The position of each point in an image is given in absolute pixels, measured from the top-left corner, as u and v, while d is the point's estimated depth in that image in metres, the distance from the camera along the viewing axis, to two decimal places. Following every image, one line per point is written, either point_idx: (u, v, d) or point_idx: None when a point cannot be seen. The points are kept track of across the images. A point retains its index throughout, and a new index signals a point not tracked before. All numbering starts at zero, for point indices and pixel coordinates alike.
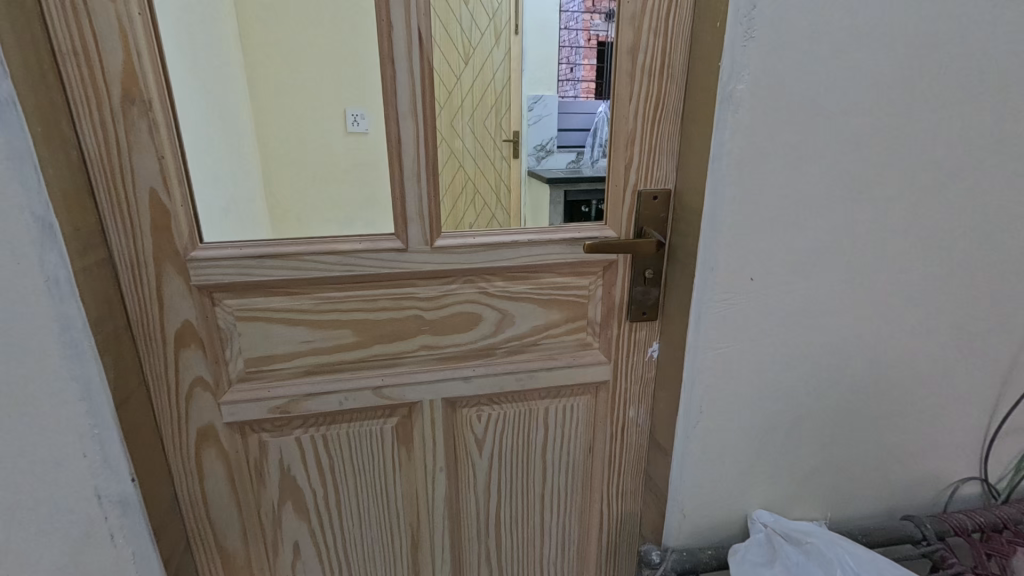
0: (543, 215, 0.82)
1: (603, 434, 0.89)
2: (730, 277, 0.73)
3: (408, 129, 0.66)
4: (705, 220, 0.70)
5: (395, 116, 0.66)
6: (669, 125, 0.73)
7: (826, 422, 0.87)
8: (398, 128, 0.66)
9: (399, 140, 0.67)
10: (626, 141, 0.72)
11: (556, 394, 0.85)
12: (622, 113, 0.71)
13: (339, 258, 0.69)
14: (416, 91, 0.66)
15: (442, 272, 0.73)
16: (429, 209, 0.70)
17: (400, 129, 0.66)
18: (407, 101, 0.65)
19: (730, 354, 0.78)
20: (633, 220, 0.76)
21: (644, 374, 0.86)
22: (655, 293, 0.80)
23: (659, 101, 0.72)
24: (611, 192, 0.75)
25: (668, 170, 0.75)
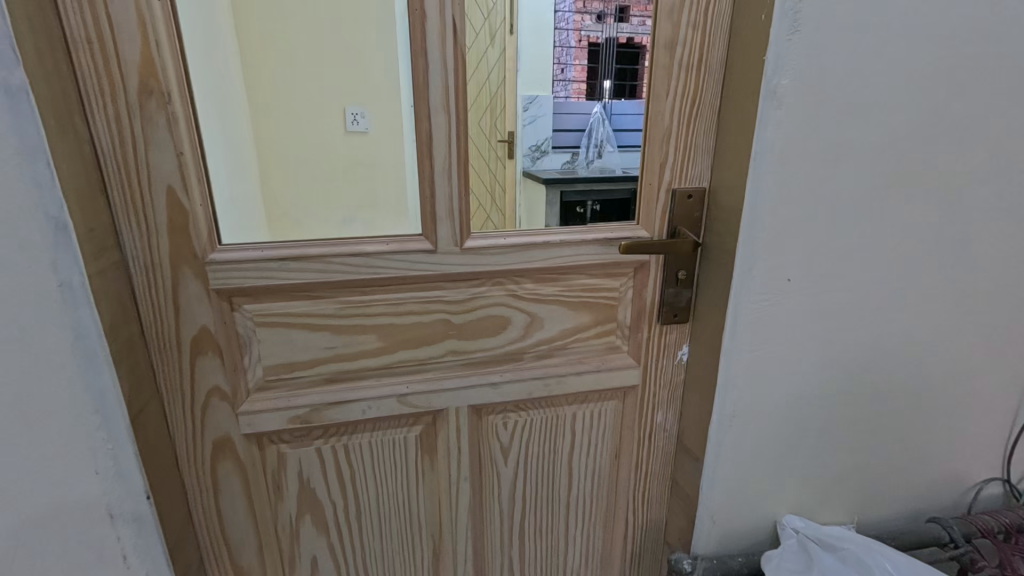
0: (538, 215, 0.77)
1: (630, 439, 0.86)
2: (769, 278, 0.71)
3: (441, 126, 0.64)
4: (746, 219, 0.68)
5: (427, 112, 0.63)
6: (706, 123, 0.71)
7: (857, 425, 0.86)
8: (430, 125, 0.64)
9: (430, 136, 0.64)
10: (662, 138, 0.70)
11: (584, 400, 0.82)
12: (658, 110, 0.69)
13: (365, 260, 0.66)
14: (449, 86, 0.63)
15: (471, 274, 0.70)
16: (460, 210, 0.67)
17: (432, 126, 0.64)
18: (440, 97, 0.63)
19: (764, 358, 0.76)
20: (666, 220, 0.74)
21: (673, 377, 0.84)
22: (687, 294, 0.78)
23: (696, 99, 0.70)
24: (645, 191, 0.73)
25: (703, 169, 0.73)
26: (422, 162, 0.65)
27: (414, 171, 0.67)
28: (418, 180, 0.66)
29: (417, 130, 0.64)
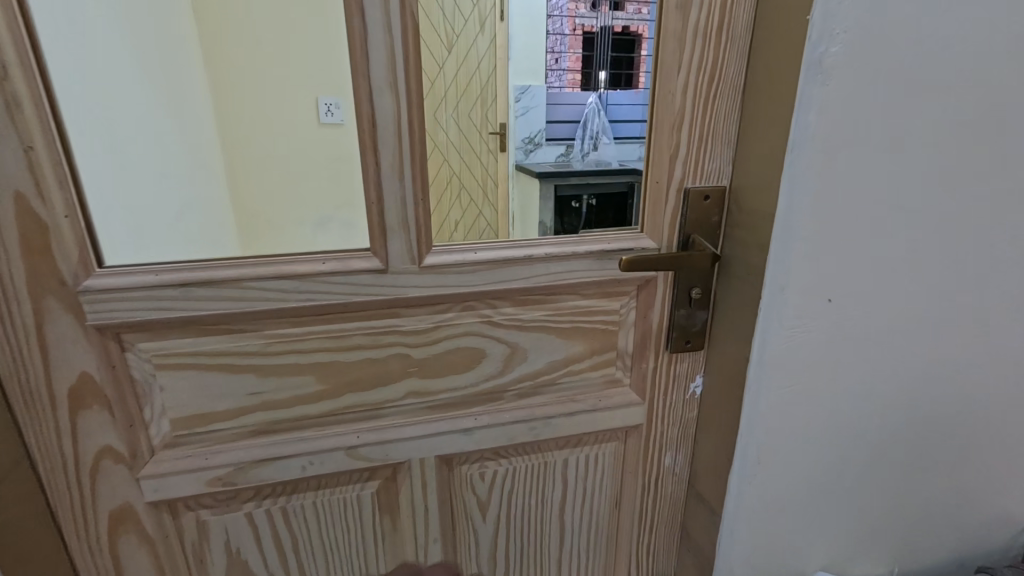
0: None
1: (633, 486, 0.72)
2: (806, 299, 0.57)
3: (388, 110, 0.49)
4: (779, 226, 0.53)
5: (371, 91, 0.48)
6: (728, 104, 0.56)
7: (903, 467, 0.72)
8: (372, 108, 0.48)
9: (373, 124, 0.49)
10: (672, 123, 0.56)
11: (577, 444, 0.69)
12: (667, 88, 0.55)
13: (295, 283, 0.52)
14: (397, 56, 0.48)
15: (434, 298, 0.56)
16: (416, 218, 0.53)
17: (375, 110, 0.48)
18: (386, 72, 0.48)
19: (796, 394, 0.62)
20: (677, 227, 0.60)
21: (684, 414, 0.70)
22: (702, 317, 0.64)
23: (717, 73, 0.55)
24: (651, 191, 0.58)
25: (723, 164, 0.58)
26: (364, 157, 0.50)
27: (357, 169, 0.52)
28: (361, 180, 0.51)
29: (357, 115, 0.49)
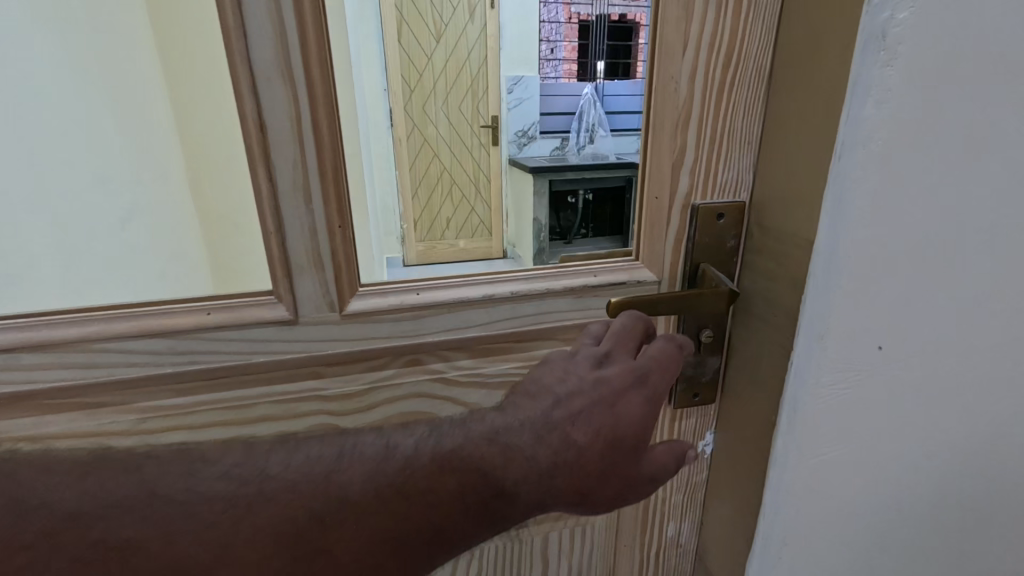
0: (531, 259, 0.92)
1: (629, 563, 0.59)
2: (850, 349, 0.43)
3: (280, 108, 0.35)
4: (819, 258, 0.40)
5: (252, 81, 0.34)
6: (748, 95, 0.43)
7: (968, 546, 0.57)
8: (256, 106, 0.34)
9: (260, 127, 0.35)
10: (676, 121, 0.42)
11: (560, 517, 0.55)
12: (669, 75, 0.41)
13: (167, 342, 0.38)
14: (287, 31, 0.33)
15: (365, 353, 0.43)
16: (332, 254, 0.39)
17: (261, 109, 0.34)
18: (272, 54, 0.34)
19: (836, 467, 0.48)
20: (682, 254, 0.47)
21: (692, 478, 0.57)
22: (714, 365, 0.51)
23: (735, 53, 0.41)
24: (649, 209, 0.45)
25: (742, 173, 0.45)
26: (254, 175, 0.37)
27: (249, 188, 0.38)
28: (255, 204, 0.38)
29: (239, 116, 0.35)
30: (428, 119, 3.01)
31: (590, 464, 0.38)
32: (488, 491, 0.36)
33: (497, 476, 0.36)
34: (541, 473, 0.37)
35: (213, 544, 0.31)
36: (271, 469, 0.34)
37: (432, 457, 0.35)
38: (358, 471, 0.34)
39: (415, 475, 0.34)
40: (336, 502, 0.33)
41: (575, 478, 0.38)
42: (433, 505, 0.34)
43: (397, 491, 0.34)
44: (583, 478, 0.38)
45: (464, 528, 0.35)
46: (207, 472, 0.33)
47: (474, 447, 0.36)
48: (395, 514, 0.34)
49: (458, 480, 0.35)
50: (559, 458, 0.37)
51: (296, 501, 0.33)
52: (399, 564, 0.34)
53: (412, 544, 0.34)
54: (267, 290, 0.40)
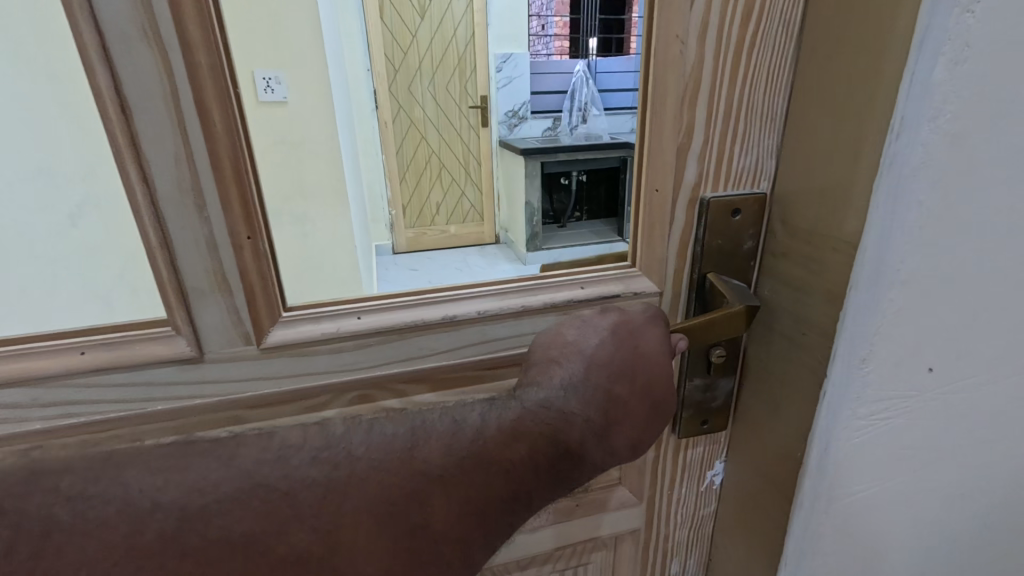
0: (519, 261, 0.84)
1: None
2: (895, 373, 0.35)
3: (150, 84, 0.26)
4: (868, 268, 0.31)
5: (103, 47, 0.25)
6: (772, 60, 0.34)
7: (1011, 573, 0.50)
8: (115, 83, 0.26)
9: (124, 110, 0.27)
10: (680, 93, 0.33)
11: (545, 562, 0.47)
12: (673, 32, 0.32)
13: (28, 392, 0.30)
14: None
15: (296, 391, 0.35)
16: (240, 273, 0.31)
17: (121, 85, 0.26)
18: (128, 8, 0.25)
19: (873, 508, 0.40)
20: (688, 260, 0.38)
21: (697, 512, 0.49)
22: (725, 388, 0.42)
23: (758, 2, 0.32)
24: (647, 204, 0.36)
25: (761, 159, 0.36)
26: (125, 175, 0.28)
27: (123, 190, 0.30)
28: (132, 210, 0.29)
29: (94, 94, 0.27)
30: (412, 100, 2.89)
31: (638, 418, 0.34)
32: (561, 448, 0.31)
33: (566, 436, 0.31)
34: (602, 429, 0.32)
35: (322, 536, 0.27)
36: (349, 443, 0.28)
37: (500, 419, 0.30)
38: (435, 447, 0.29)
39: (489, 442, 0.29)
40: (418, 475, 0.28)
41: (629, 428, 0.34)
42: (511, 475, 0.30)
43: (475, 460, 0.29)
44: (636, 428, 0.34)
45: (541, 494, 0.31)
46: (295, 450, 0.28)
47: (536, 410, 0.31)
48: (477, 485, 0.29)
49: (532, 445, 0.30)
50: (613, 413, 0.33)
51: (379, 480, 0.28)
52: (487, 536, 0.30)
53: (496, 515, 0.30)
54: (162, 319, 0.32)
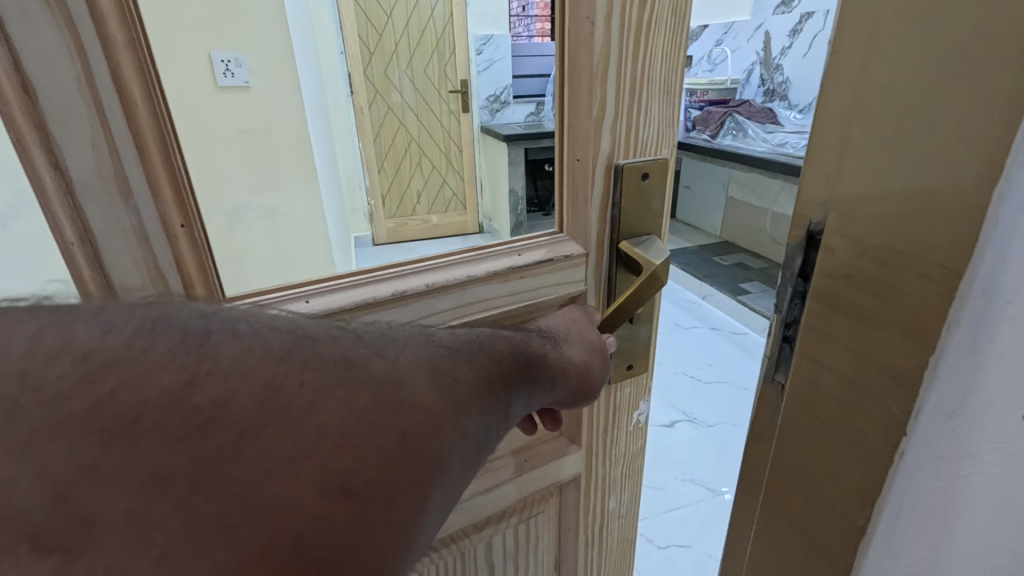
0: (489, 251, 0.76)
1: (577, 546, 0.63)
2: (991, 400, 0.28)
3: (58, 65, 0.25)
4: (986, 272, 0.24)
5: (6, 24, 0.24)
6: (666, 43, 0.41)
7: None
8: (15, 60, 0.24)
9: (29, 92, 0.25)
10: (594, 73, 0.39)
11: (513, 515, 0.56)
12: (588, 23, 0.38)
13: None
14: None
15: None
16: (176, 262, 0.31)
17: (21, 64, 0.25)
18: None
19: (936, 547, 0.33)
20: (609, 221, 0.45)
21: (627, 450, 0.61)
22: (643, 333, 0.53)
23: (645, 16, 0.39)
24: (570, 172, 0.43)
25: (660, 130, 0.45)
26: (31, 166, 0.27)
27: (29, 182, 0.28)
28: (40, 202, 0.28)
29: None
30: (389, 83, 2.78)
31: (584, 354, 0.42)
32: (530, 357, 0.35)
33: (537, 343, 0.38)
34: (559, 349, 0.40)
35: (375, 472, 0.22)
36: (396, 334, 0.29)
37: (486, 331, 0.34)
38: (443, 332, 0.31)
39: (484, 336, 0.33)
40: (444, 355, 0.29)
41: (574, 362, 0.41)
42: (501, 359, 0.32)
43: (478, 344, 0.32)
44: (580, 351, 0.42)
45: (521, 387, 0.33)
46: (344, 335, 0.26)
47: (506, 333, 0.35)
48: (482, 360, 0.31)
49: (509, 342, 0.34)
50: (559, 337, 0.41)
51: (414, 346, 0.28)
52: (476, 432, 0.28)
53: (498, 388, 0.31)
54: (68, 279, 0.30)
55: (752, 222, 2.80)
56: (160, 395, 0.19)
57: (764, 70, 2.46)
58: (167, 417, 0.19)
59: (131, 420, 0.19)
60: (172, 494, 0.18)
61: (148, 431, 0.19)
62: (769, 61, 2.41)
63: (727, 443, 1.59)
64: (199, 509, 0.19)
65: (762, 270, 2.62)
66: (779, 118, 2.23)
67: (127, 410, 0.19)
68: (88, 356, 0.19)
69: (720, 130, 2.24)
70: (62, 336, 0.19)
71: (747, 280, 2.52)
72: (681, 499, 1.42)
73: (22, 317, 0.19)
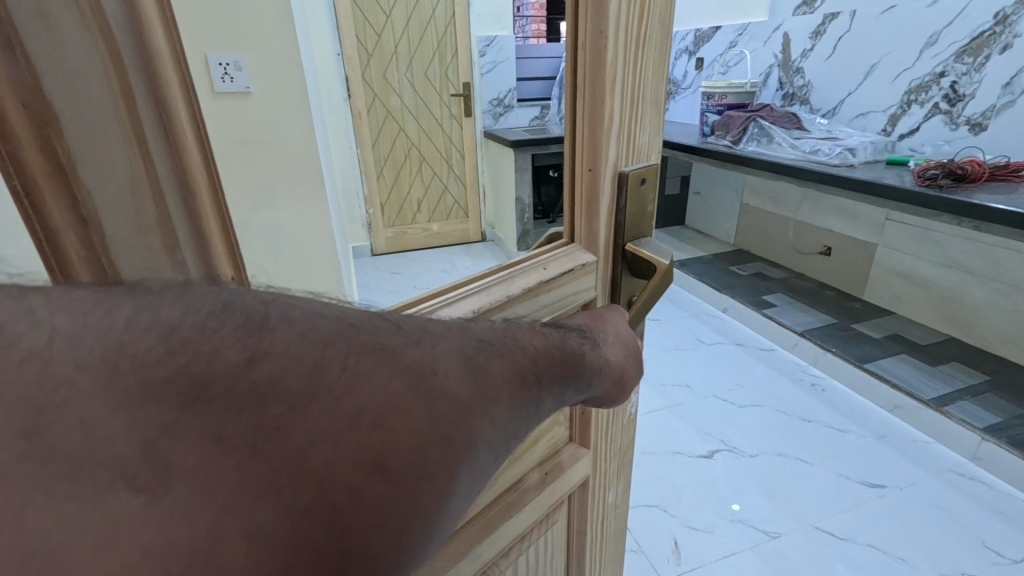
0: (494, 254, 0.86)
1: (582, 543, 0.66)
2: None
3: (91, 136, 0.40)
4: None
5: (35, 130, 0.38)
6: (653, 60, 0.46)
7: None
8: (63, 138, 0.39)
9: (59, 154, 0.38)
10: (603, 87, 0.43)
11: (532, 534, 0.57)
12: (597, 40, 0.41)
13: None
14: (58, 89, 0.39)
15: None
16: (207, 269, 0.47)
17: (75, 152, 0.39)
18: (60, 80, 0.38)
19: None
20: (615, 223, 0.49)
21: (625, 443, 0.65)
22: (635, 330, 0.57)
23: (641, 36, 0.44)
24: (586, 180, 0.47)
25: (651, 136, 0.50)
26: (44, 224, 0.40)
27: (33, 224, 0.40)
28: (46, 248, 0.40)
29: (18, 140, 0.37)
30: (389, 86, 2.79)
31: (622, 351, 0.44)
32: (567, 355, 0.37)
33: (575, 342, 0.40)
34: (597, 346, 0.42)
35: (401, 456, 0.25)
36: (433, 326, 0.31)
37: (524, 329, 0.37)
38: (479, 329, 0.34)
39: (518, 332, 0.35)
40: (479, 349, 0.31)
41: (612, 360, 0.43)
42: (540, 354, 0.35)
43: (510, 340, 0.34)
44: (619, 352, 0.44)
45: (562, 385, 0.36)
46: (382, 324, 0.29)
47: (537, 330, 0.38)
48: (519, 351, 0.33)
49: (546, 337, 0.37)
50: (597, 338, 0.43)
51: (451, 339, 0.31)
52: (509, 418, 0.31)
53: (535, 377, 0.33)
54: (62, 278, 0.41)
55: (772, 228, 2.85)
56: (227, 368, 0.23)
57: (783, 73, 2.53)
58: (233, 388, 0.22)
59: (202, 389, 0.22)
60: (232, 453, 0.21)
61: (214, 401, 0.22)
62: (788, 63, 2.49)
63: (772, 478, 1.61)
64: (253, 469, 0.21)
65: (783, 280, 2.68)
66: (805, 123, 2.30)
67: (199, 379, 0.22)
68: (171, 332, 0.23)
69: (743, 136, 2.31)
70: (145, 316, 0.23)
71: (770, 292, 2.56)
72: (732, 545, 1.41)
73: (114, 301, 0.23)
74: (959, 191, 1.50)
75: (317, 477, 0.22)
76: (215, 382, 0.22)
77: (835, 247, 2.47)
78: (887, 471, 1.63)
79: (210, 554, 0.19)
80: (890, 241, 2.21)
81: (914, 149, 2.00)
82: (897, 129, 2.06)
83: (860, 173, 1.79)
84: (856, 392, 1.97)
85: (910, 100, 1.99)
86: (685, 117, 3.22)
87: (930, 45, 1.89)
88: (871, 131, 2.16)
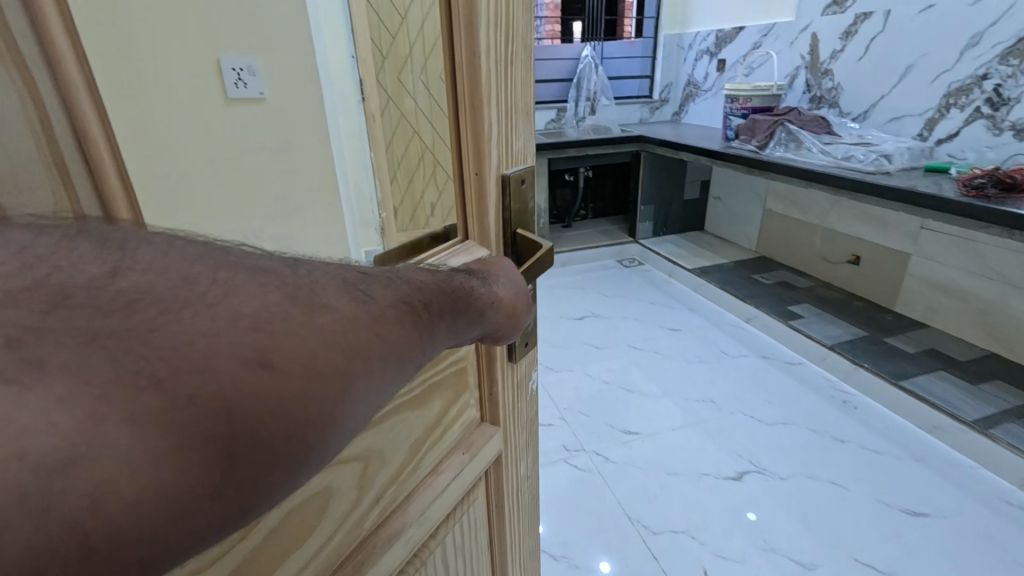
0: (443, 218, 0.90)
1: (502, 516, 0.66)
2: None
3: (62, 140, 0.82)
4: None
5: None
6: (520, 70, 0.50)
7: None
8: None
9: None
10: (475, 98, 0.46)
11: (452, 515, 0.57)
12: (465, 55, 0.44)
13: None
14: None
15: None
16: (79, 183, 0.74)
17: None
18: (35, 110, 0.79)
19: None
20: (503, 224, 0.53)
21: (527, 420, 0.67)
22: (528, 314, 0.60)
23: (507, 51, 0.47)
24: (471, 184, 0.50)
25: (526, 141, 0.54)
26: None
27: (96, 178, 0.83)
28: None
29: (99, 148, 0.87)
30: None
31: (511, 293, 0.44)
32: (455, 291, 0.37)
33: (458, 280, 0.39)
34: (484, 285, 0.41)
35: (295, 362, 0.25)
36: (307, 263, 0.32)
37: (410, 269, 0.37)
38: (350, 265, 0.34)
39: (403, 271, 0.35)
40: (359, 279, 0.32)
41: (502, 300, 0.42)
42: (424, 285, 0.35)
43: (390, 273, 0.34)
44: (507, 287, 0.44)
45: (450, 315, 0.35)
46: (262, 258, 0.30)
47: (421, 269, 0.37)
48: (397, 281, 0.33)
49: (431, 273, 0.37)
50: (486, 277, 0.42)
51: (323, 271, 0.31)
52: (405, 336, 0.30)
53: (418, 301, 0.33)
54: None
55: (799, 235, 2.76)
56: (88, 280, 0.23)
57: (811, 75, 2.47)
58: (97, 294, 0.22)
59: (65, 296, 0.22)
60: (100, 349, 0.21)
61: (78, 303, 0.22)
62: (816, 65, 2.42)
63: (804, 501, 1.54)
64: (127, 365, 0.21)
65: (808, 288, 2.59)
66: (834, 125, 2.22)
67: (60, 286, 0.22)
68: (28, 248, 0.23)
69: (769, 140, 2.25)
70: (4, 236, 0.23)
71: (796, 302, 2.47)
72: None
73: None
74: (1011, 202, 1.41)
75: (198, 370, 0.22)
76: (78, 289, 0.22)
77: (865, 256, 2.38)
78: (933, 498, 1.53)
79: (93, 433, 0.19)
80: (926, 252, 2.10)
81: (952, 155, 1.91)
82: (934, 133, 1.97)
83: (895, 181, 1.72)
84: (892, 411, 1.87)
85: (949, 104, 1.90)
86: (709, 118, 3.15)
87: (971, 47, 1.81)
88: (906, 135, 2.07)
